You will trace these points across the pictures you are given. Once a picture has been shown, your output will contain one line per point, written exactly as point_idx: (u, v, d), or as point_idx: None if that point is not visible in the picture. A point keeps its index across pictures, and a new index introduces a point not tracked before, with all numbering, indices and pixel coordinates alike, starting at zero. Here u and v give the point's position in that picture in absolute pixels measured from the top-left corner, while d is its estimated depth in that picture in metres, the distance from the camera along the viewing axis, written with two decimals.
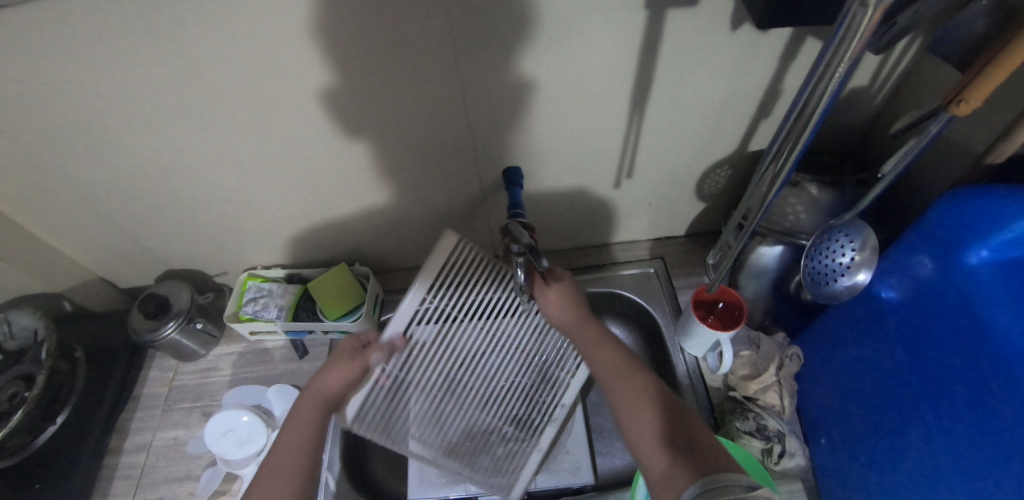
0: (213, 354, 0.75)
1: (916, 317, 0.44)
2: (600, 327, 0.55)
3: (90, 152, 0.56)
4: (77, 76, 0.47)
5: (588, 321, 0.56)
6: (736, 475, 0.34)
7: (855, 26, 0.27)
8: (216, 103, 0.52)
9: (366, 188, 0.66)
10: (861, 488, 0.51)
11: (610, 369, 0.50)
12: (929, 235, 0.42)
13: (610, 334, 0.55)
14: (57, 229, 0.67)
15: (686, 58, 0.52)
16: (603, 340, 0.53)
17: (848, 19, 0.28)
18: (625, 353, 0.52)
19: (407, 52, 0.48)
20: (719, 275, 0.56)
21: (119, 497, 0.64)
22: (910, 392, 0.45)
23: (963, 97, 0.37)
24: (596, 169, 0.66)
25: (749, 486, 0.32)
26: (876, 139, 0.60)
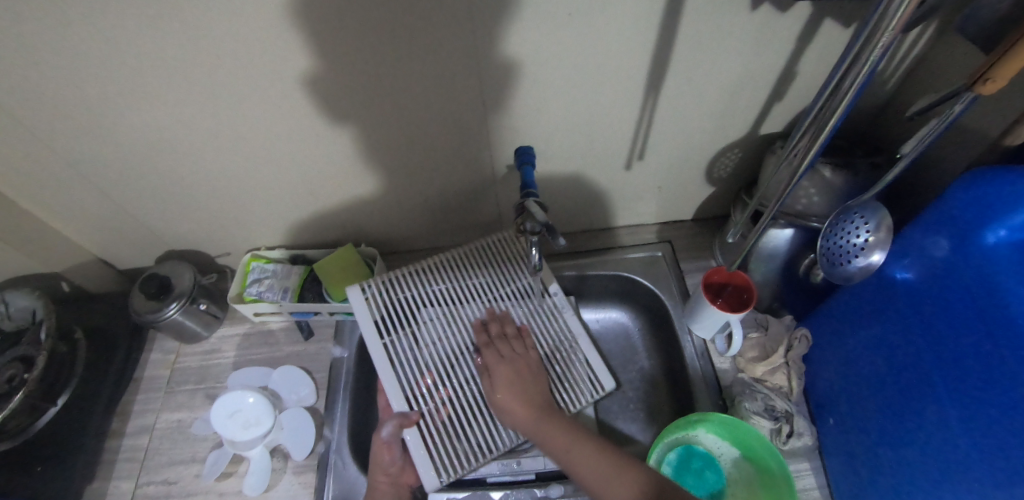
0: (215, 336, 0.74)
1: (931, 297, 0.45)
2: (562, 423, 0.54)
3: (88, 129, 0.54)
4: (75, 50, 0.45)
5: (550, 420, 0.54)
6: None
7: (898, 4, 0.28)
8: (221, 79, 0.50)
9: (373, 169, 0.64)
10: (869, 464, 0.52)
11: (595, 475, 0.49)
12: (945, 217, 0.42)
13: (576, 428, 0.54)
14: (54, 209, 0.65)
15: (705, 37, 0.51)
16: (575, 437, 0.53)
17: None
18: (603, 454, 0.51)
19: (420, 26, 0.46)
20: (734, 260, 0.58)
21: (124, 480, 0.63)
22: (923, 372, 0.45)
23: (989, 76, 0.36)
24: (606, 151, 0.66)
25: None
26: (889, 122, 0.60)
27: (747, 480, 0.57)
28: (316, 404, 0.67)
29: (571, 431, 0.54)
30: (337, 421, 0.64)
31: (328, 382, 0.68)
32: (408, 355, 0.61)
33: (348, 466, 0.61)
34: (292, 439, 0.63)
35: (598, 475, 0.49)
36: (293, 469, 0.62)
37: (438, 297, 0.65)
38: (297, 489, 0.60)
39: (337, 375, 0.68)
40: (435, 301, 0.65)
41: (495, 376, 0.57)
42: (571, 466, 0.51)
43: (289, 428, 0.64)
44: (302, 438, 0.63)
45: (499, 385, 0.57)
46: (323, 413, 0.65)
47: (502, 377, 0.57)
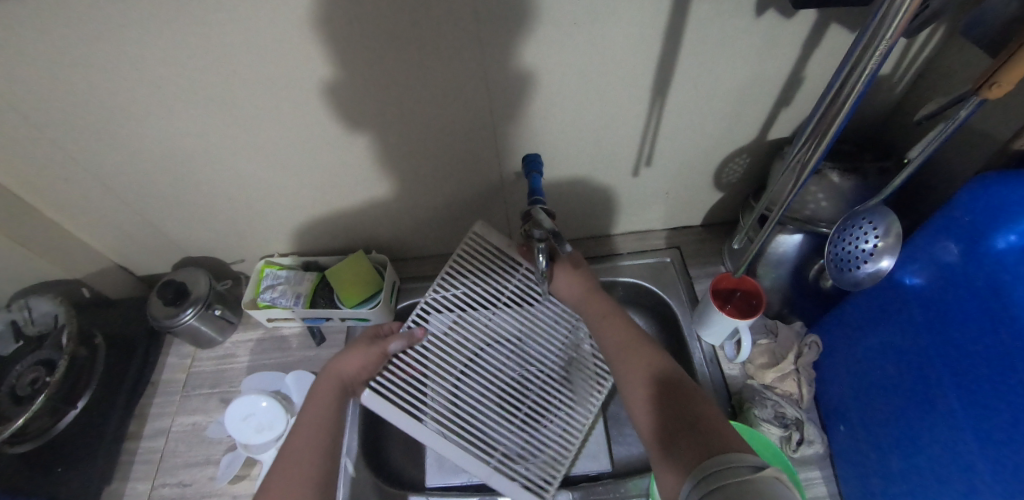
0: (230, 341, 0.75)
1: (942, 303, 0.44)
2: (608, 303, 0.60)
3: (111, 139, 0.56)
4: (103, 63, 0.47)
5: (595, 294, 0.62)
6: (744, 456, 0.33)
7: (896, 11, 0.28)
8: (239, 91, 0.52)
9: (384, 177, 0.66)
10: (880, 473, 0.51)
11: (616, 343, 0.54)
12: (954, 223, 0.42)
13: (617, 309, 0.59)
14: (77, 217, 0.67)
15: (710, 44, 0.51)
16: (613, 312, 0.58)
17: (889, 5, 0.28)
18: (634, 327, 0.55)
19: (431, 38, 0.48)
20: (741, 265, 0.59)
21: (140, 481, 0.64)
22: (935, 380, 0.45)
23: (995, 81, 0.36)
24: (613, 158, 0.66)
25: (755, 466, 0.31)
26: (898, 127, 0.60)
27: None
28: None
29: (614, 305, 0.60)
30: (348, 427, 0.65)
31: None
32: (435, 396, 0.61)
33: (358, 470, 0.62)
34: None
35: (620, 343, 0.53)
36: None
37: (449, 306, 0.67)
38: None
39: None
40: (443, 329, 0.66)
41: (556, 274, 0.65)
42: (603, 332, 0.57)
43: None
44: None
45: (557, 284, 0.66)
46: None
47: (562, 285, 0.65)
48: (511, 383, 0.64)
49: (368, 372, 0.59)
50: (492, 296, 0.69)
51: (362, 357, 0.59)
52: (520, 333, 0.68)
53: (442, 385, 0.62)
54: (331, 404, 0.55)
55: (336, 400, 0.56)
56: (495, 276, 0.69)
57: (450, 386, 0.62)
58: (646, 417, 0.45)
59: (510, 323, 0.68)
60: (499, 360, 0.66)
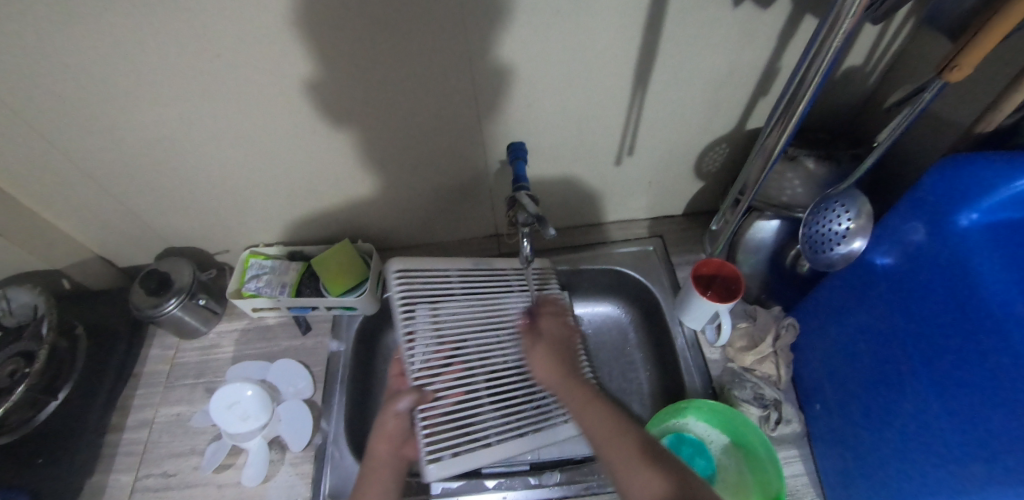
0: (214, 331, 0.75)
1: (908, 279, 0.46)
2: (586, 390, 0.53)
3: (88, 127, 0.55)
4: (78, 48, 0.46)
5: (571, 383, 0.55)
6: None
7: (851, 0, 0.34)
8: (218, 77, 0.51)
9: (368, 168, 0.66)
10: (853, 447, 0.53)
11: (600, 431, 0.48)
12: (922, 203, 0.44)
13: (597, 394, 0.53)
14: (54, 205, 0.66)
15: (690, 34, 0.52)
16: (593, 400, 0.52)
17: (843, 2, 0.34)
18: (616, 413, 0.50)
19: (414, 26, 0.48)
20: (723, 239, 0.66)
21: (123, 473, 0.64)
22: (903, 353, 0.46)
23: (956, 63, 0.38)
24: (597, 147, 0.67)
25: None
26: (871, 116, 0.62)
27: (738, 467, 0.58)
28: (314, 397, 0.68)
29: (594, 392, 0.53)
30: (334, 414, 0.65)
31: (326, 376, 0.69)
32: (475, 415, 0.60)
33: (345, 456, 0.62)
34: (289, 430, 0.64)
35: (600, 430, 0.48)
36: (290, 461, 0.63)
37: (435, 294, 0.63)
38: (294, 480, 0.61)
39: (335, 369, 0.69)
40: (443, 358, 0.60)
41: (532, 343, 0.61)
42: (585, 425, 0.50)
43: (286, 419, 0.65)
44: (299, 429, 0.64)
45: (532, 359, 0.60)
46: (320, 405, 0.67)
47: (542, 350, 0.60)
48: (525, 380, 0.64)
49: (400, 433, 0.54)
50: (467, 311, 0.65)
51: (388, 435, 0.54)
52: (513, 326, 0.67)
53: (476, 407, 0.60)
54: (393, 488, 0.51)
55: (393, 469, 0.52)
56: (446, 283, 0.65)
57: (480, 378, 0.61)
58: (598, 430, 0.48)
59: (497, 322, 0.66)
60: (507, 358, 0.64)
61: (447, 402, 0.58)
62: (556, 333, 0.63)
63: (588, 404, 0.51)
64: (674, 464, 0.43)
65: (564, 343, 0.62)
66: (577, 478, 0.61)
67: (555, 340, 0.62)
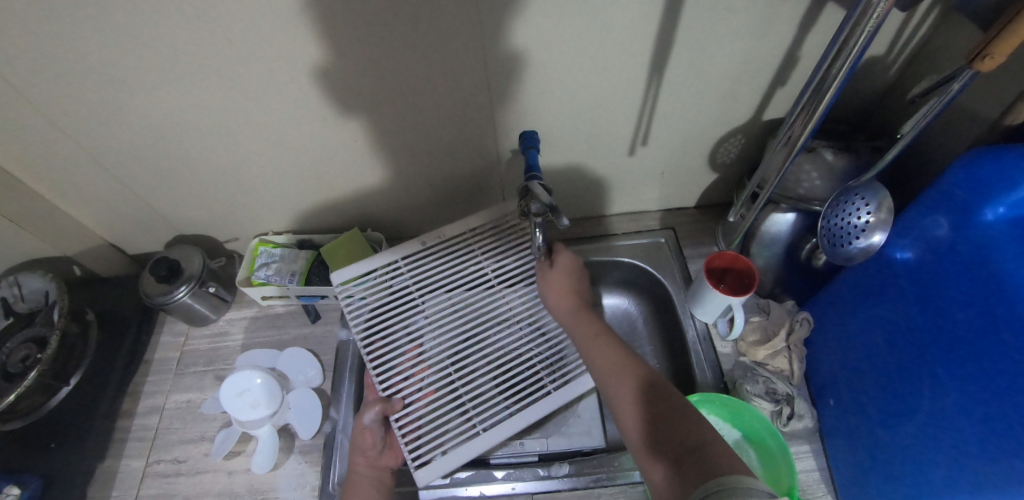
0: (224, 319, 0.75)
1: (931, 275, 0.45)
2: (613, 349, 0.53)
3: (98, 113, 0.55)
4: (86, 32, 0.45)
5: (601, 339, 0.55)
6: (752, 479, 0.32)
7: None
8: (228, 63, 0.50)
9: (378, 157, 0.65)
10: (869, 444, 0.52)
11: (623, 389, 0.48)
12: (947, 196, 0.43)
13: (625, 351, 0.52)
14: (64, 192, 0.66)
15: (709, 22, 0.51)
16: (599, 333, 0.56)
17: None
18: (637, 364, 0.50)
19: (428, 11, 0.47)
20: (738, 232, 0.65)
21: (134, 458, 0.64)
22: (923, 349, 0.45)
23: (987, 53, 0.36)
24: (610, 137, 0.66)
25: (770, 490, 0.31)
26: (892, 107, 0.60)
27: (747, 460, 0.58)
28: (323, 385, 0.68)
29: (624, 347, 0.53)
30: (344, 403, 0.65)
31: (335, 366, 0.69)
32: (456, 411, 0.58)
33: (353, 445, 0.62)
34: (299, 418, 0.64)
35: (618, 388, 0.48)
36: (300, 449, 0.63)
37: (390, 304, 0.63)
38: (304, 468, 0.61)
39: (344, 359, 0.69)
40: (410, 364, 0.60)
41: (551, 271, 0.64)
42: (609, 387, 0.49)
43: (296, 407, 0.65)
44: (309, 417, 0.64)
45: (544, 286, 0.63)
46: (329, 394, 0.67)
47: (555, 281, 0.63)
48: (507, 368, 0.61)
49: (374, 444, 0.57)
50: (432, 312, 0.63)
51: (365, 450, 0.57)
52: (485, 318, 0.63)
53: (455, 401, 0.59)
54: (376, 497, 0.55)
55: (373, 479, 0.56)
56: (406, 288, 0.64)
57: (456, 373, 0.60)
58: (609, 365, 0.51)
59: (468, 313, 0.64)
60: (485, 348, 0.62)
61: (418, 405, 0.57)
62: (564, 275, 0.63)
63: (597, 339, 0.55)
64: (677, 414, 0.43)
65: (579, 274, 0.64)
66: (586, 471, 0.60)
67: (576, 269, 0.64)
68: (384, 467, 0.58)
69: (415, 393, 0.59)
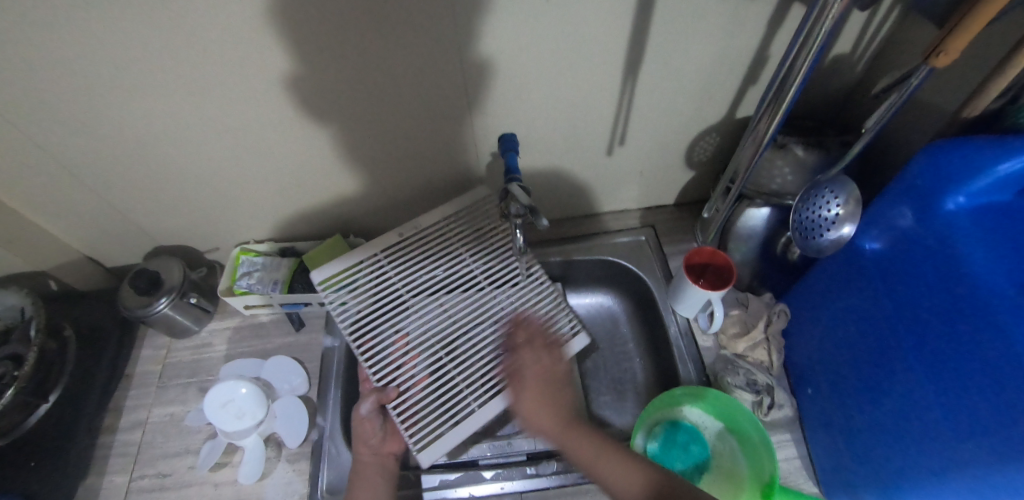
0: (206, 330, 0.74)
1: (897, 264, 0.47)
2: (592, 432, 0.50)
3: (69, 125, 0.54)
4: (54, 45, 0.45)
5: (573, 432, 0.49)
6: None
7: None
8: (201, 73, 0.50)
9: (358, 164, 0.65)
10: (845, 430, 0.54)
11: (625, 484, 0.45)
12: (909, 188, 0.45)
13: (604, 439, 0.49)
14: (37, 206, 0.65)
15: (679, 24, 0.52)
16: (606, 449, 0.48)
17: None
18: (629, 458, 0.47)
19: (403, 18, 0.47)
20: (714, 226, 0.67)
21: (118, 474, 0.63)
22: (893, 336, 0.47)
23: (942, 49, 0.38)
24: (588, 138, 0.67)
25: None
26: (859, 103, 0.62)
27: (731, 452, 0.59)
28: (309, 393, 0.68)
29: (602, 439, 0.49)
30: (330, 410, 0.65)
31: (320, 373, 0.69)
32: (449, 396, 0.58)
33: (341, 451, 0.62)
34: (285, 427, 0.64)
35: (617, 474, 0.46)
36: (287, 457, 0.63)
37: (374, 298, 0.62)
38: (291, 477, 0.61)
39: (329, 367, 0.69)
40: (401, 353, 0.60)
41: (525, 385, 0.54)
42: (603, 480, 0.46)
43: (282, 416, 0.65)
44: (295, 425, 0.64)
45: (523, 407, 0.52)
46: (316, 401, 0.67)
47: (529, 391, 0.53)
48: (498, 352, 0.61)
49: (374, 432, 0.57)
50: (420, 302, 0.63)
51: (366, 438, 0.57)
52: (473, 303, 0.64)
53: (451, 385, 0.59)
54: (382, 483, 0.55)
55: (382, 469, 0.56)
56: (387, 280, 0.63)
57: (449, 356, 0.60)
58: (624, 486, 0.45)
59: (454, 301, 0.64)
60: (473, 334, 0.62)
61: (414, 391, 0.57)
62: (540, 372, 0.55)
63: (603, 456, 0.47)
64: None
65: (558, 380, 0.54)
66: (573, 467, 0.61)
67: (553, 377, 0.54)
68: (387, 453, 0.58)
69: (409, 380, 0.58)
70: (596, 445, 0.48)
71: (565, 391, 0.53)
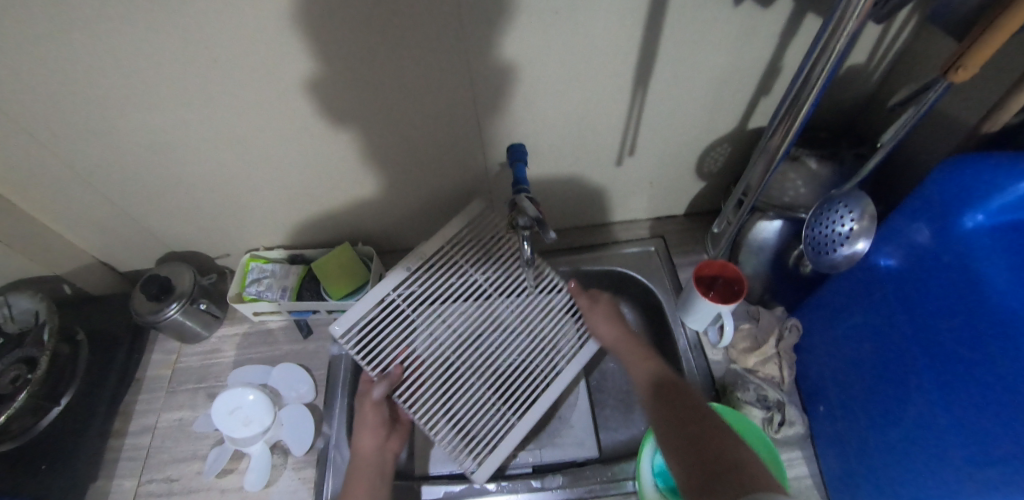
0: (216, 336, 0.75)
1: (913, 282, 0.46)
2: (644, 347, 0.59)
3: (84, 131, 0.55)
4: (69, 53, 0.45)
5: (628, 343, 0.60)
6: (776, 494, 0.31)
7: None
8: (213, 82, 0.51)
9: (367, 172, 0.65)
10: (857, 450, 0.53)
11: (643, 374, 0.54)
12: (926, 204, 0.44)
13: (651, 352, 0.58)
14: (53, 211, 0.66)
15: (690, 33, 0.52)
16: (650, 356, 0.57)
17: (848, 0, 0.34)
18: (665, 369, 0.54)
19: (411, 27, 0.47)
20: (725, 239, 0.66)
21: (126, 478, 0.64)
22: (907, 355, 0.46)
23: (960, 63, 0.37)
24: (597, 148, 0.67)
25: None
26: (874, 114, 0.61)
27: None
28: (316, 401, 0.68)
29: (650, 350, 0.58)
30: (336, 419, 0.65)
31: (328, 381, 0.69)
32: (488, 415, 0.61)
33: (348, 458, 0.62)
34: (291, 435, 0.64)
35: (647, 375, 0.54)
36: (293, 465, 0.63)
37: (394, 319, 0.63)
38: (297, 485, 0.61)
39: (337, 374, 0.69)
40: (434, 384, 0.61)
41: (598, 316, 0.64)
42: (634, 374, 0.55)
43: (288, 424, 0.65)
44: (301, 434, 0.64)
45: (596, 326, 0.64)
46: (322, 410, 0.67)
47: (603, 325, 0.64)
48: (507, 371, 0.64)
49: (376, 420, 0.59)
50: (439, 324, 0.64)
51: (370, 426, 0.59)
52: (488, 318, 0.66)
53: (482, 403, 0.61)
54: (379, 484, 0.56)
55: (376, 467, 0.57)
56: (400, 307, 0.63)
57: (479, 374, 0.63)
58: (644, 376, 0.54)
59: (468, 322, 0.65)
60: (486, 356, 0.64)
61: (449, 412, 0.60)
62: (611, 307, 0.66)
63: (641, 359, 0.56)
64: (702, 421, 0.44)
65: (615, 312, 0.65)
66: (577, 482, 0.60)
67: (614, 311, 0.65)
68: (387, 451, 0.59)
69: (446, 408, 0.60)
70: (641, 353, 0.58)
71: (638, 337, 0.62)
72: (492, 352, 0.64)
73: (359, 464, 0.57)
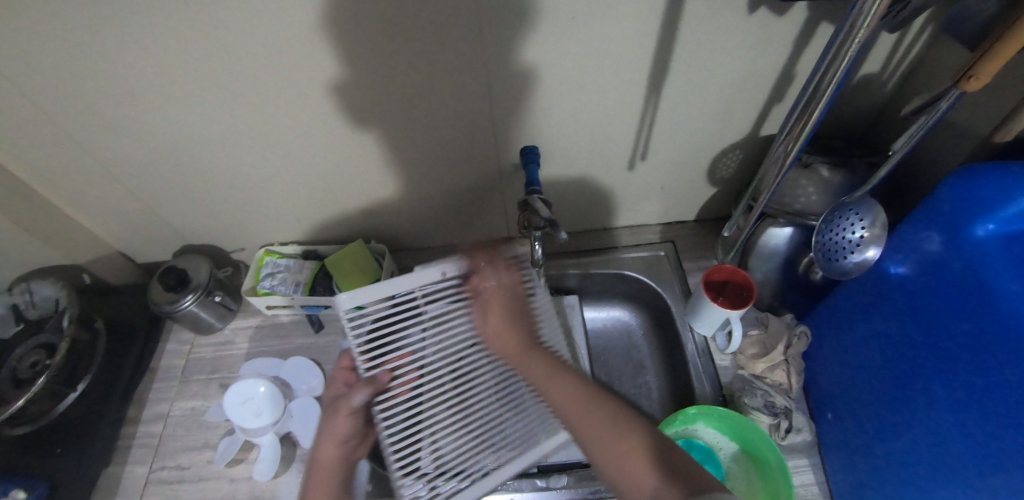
0: (229, 328, 0.76)
1: (924, 290, 0.46)
2: (547, 359, 0.53)
3: (111, 125, 0.57)
4: (102, 47, 0.47)
5: (530, 354, 0.54)
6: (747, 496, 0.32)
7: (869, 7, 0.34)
8: (237, 79, 0.52)
9: (382, 171, 0.67)
10: (865, 459, 0.53)
11: (568, 403, 0.47)
12: (937, 213, 0.44)
13: (558, 364, 0.53)
14: (78, 202, 0.68)
15: (704, 40, 0.53)
16: (560, 368, 0.52)
17: (859, 9, 0.35)
18: (582, 386, 0.49)
19: (431, 29, 0.48)
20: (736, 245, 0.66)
21: (139, 464, 0.65)
22: (917, 363, 0.46)
23: (973, 73, 0.37)
24: (610, 151, 0.67)
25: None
26: (888, 124, 0.61)
27: (747, 476, 0.58)
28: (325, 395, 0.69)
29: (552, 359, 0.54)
30: None
31: None
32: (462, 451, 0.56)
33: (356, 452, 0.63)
34: (301, 427, 0.65)
35: (572, 395, 0.48)
36: (301, 457, 0.63)
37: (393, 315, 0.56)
38: None
39: None
40: (416, 402, 0.55)
41: (486, 307, 0.58)
42: (553, 398, 0.49)
43: (298, 416, 0.66)
44: (310, 427, 0.65)
45: (484, 322, 0.57)
46: None
47: (494, 305, 0.58)
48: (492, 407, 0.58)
49: (348, 433, 0.56)
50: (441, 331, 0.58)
51: (337, 434, 0.55)
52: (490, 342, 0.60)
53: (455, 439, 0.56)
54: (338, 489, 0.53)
55: (342, 472, 0.54)
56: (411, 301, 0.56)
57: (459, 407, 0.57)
58: (569, 406, 0.47)
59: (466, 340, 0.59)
60: (473, 384, 0.58)
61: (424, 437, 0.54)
62: (500, 294, 0.59)
63: (553, 375, 0.51)
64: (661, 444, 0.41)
65: (515, 302, 0.59)
66: (584, 481, 0.60)
67: (512, 293, 0.59)
68: (353, 459, 0.56)
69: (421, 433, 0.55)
70: (546, 369, 0.52)
71: (524, 330, 0.57)
72: (481, 383, 0.58)
73: (320, 467, 0.54)
